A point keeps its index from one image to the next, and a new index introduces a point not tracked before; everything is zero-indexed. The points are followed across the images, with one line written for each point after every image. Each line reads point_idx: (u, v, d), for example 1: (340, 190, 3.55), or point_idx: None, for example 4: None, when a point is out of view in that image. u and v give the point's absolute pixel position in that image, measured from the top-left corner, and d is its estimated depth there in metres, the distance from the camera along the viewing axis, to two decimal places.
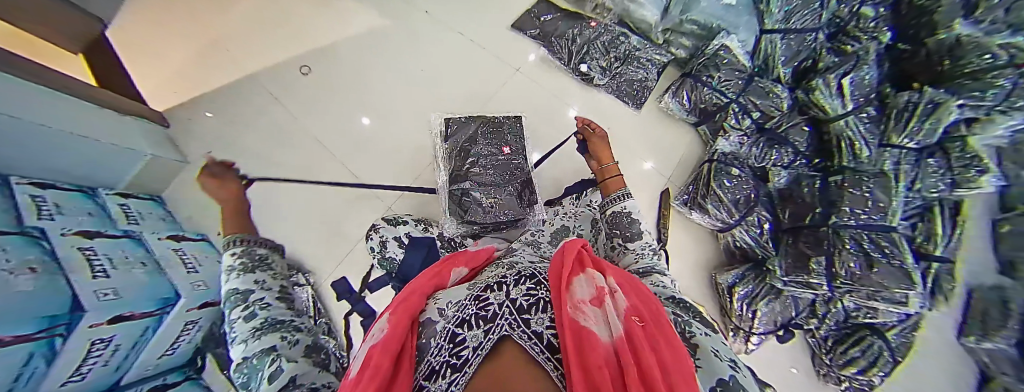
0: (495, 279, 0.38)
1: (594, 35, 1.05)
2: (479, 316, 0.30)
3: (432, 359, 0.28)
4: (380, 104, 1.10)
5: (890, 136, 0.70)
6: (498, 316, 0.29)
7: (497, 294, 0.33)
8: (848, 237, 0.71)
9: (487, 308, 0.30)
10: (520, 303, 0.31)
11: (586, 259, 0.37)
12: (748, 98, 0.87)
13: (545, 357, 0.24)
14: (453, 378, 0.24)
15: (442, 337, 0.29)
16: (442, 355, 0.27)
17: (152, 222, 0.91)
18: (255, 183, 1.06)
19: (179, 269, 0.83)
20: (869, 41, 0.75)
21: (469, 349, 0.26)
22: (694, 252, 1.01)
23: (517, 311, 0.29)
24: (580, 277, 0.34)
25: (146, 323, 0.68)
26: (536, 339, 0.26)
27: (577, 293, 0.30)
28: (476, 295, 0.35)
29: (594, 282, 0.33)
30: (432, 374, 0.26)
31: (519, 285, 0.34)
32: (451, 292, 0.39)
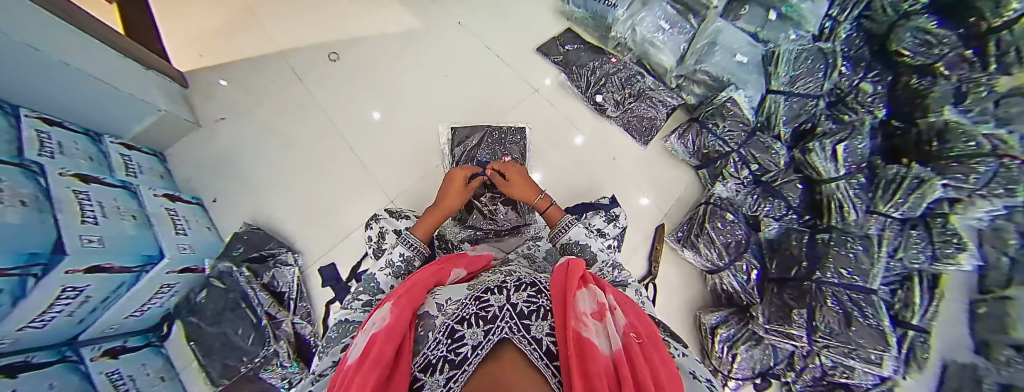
0: (494, 283, 0.41)
1: (612, 69, 1.13)
2: (478, 316, 0.32)
3: (429, 353, 0.30)
4: (397, 99, 1.13)
5: (877, 204, 0.74)
6: (498, 318, 0.31)
7: (498, 297, 0.35)
8: (831, 295, 0.74)
9: (487, 309, 0.33)
10: (520, 308, 0.33)
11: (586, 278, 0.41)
12: (748, 149, 0.92)
13: (544, 363, 0.26)
14: (450, 374, 0.25)
15: (440, 334, 0.32)
16: (439, 351, 0.29)
17: (149, 177, 0.90)
18: (262, 158, 1.08)
19: (168, 228, 0.81)
20: (865, 114, 0.82)
21: (467, 346, 0.27)
22: (682, 288, 1.01)
23: (518, 317, 0.32)
24: (581, 293, 0.37)
25: (123, 278, 0.66)
26: (535, 345, 0.28)
27: (581, 306, 0.34)
28: (477, 297, 0.37)
29: (595, 297, 0.37)
30: (428, 367, 0.28)
31: (520, 291, 0.37)
32: (448, 291, 0.42)
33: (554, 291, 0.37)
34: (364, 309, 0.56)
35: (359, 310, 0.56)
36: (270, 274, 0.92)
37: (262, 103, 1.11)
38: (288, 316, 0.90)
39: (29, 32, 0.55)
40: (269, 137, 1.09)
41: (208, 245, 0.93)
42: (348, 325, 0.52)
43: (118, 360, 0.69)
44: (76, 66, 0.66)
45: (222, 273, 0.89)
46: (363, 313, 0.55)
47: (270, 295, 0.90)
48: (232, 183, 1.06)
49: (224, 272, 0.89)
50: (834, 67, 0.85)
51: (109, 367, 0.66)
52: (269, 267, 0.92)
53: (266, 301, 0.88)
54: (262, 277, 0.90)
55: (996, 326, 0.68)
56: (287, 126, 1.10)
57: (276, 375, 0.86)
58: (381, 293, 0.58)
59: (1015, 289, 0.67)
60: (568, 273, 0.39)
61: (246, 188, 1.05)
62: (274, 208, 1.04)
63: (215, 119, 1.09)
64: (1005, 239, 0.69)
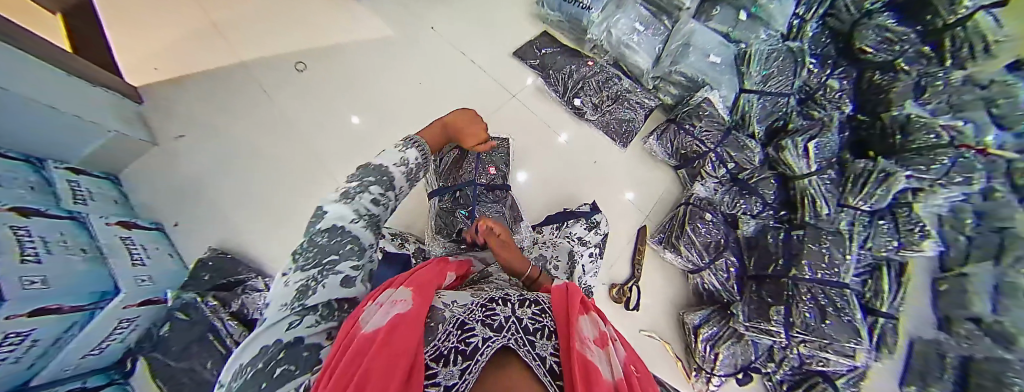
0: (499, 294, 0.39)
1: (589, 73, 1.11)
2: (485, 321, 0.30)
3: (438, 342, 0.27)
4: (373, 108, 1.10)
5: (847, 197, 0.77)
6: (505, 328, 0.29)
7: (504, 309, 0.34)
8: (806, 291, 0.75)
9: (494, 317, 0.31)
10: (525, 323, 0.31)
11: (587, 306, 0.40)
12: (725, 149, 0.93)
13: (549, 380, 0.24)
14: (464, 365, 0.23)
15: (451, 326, 0.30)
16: (450, 341, 0.26)
17: (101, 203, 0.84)
18: (228, 176, 1.03)
19: (124, 259, 0.76)
20: (833, 111, 0.84)
21: (476, 340, 0.26)
22: (666, 289, 1.02)
23: (524, 332, 0.29)
24: (583, 319, 0.36)
25: (73, 318, 0.62)
26: (540, 362, 0.25)
27: (584, 331, 0.32)
28: (484, 304, 0.36)
29: (597, 327, 0.35)
30: (438, 358, 0.24)
31: (525, 307, 0.36)
32: (455, 294, 0.40)
33: (557, 312, 0.35)
34: (365, 217, 0.39)
35: (360, 217, 0.38)
36: (239, 301, 0.85)
37: (227, 117, 1.06)
38: None
39: None
40: (236, 153, 1.04)
41: (167, 274, 0.88)
42: (344, 243, 0.35)
43: None
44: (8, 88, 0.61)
45: (186, 305, 0.83)
46: (365, 227, 0.39)
47: (242, 324, 0.84)
48: (196, 205, 1.00)
49: (188, 304, 0.83)
50: (803, 65, 0.87)
51: None
52: (237, 294, 0.86)
53: (235, 330, 0.82)
54: (230, 305, 0.85)
55: (957, 302, 0.79)
56: (256, 141, 1.05)
57: None
58: (387, 198, 0.43)
59: (972, 266, 0.77)
60: (572, 297, 0.38)
61: (212, 210, 1.00)
62: (243, 229, 1.00)
63: (174, 137, 1.03)
64: (963, 219, 0.77)
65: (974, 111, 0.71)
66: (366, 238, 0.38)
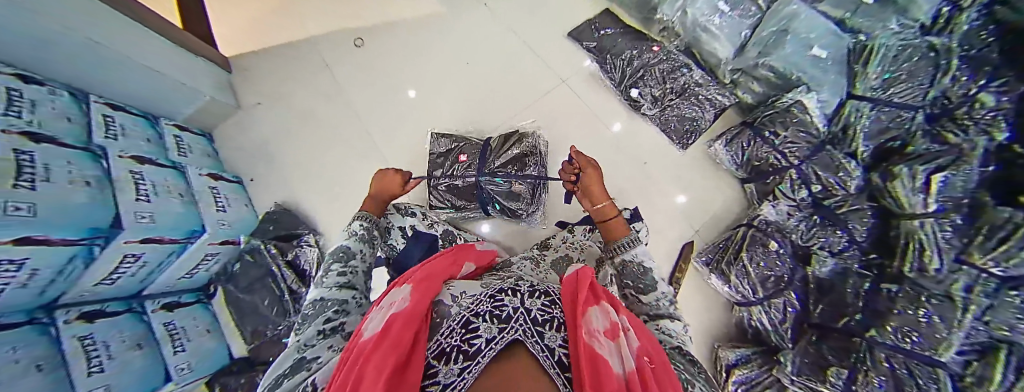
0: (508, 284, 0.40)
1: (652, 60, 0.97)
2: (493, 313, 0.31)
3: (443, 341, 0.29)
4: (422, 84, 1.11)
5: (971, 254, 0.56)
6: (512, 320, 0.30)
7: (512, 299, 0.34)
8: (883, 357, 0.64)
9: (501, 309, 0.32)
10: (533, 315, 0.32)
11: (598, 291, 0.38)
12: (812, 167, 0.78)
13: (555, 372, 0.24)
14: (465, 364, 0.24)
15: (454, 323, 0.32)
16: (453, 339, 0.29)
17: (198, 157, 0.99)
18: (293, 139, 1.13)
19: (209, 205, 0.89)
20: (978, 135, 0.59)
21: (481, 338, 0.27)
22: (705, 316, 0.93)
23: (532, 322, 0.30)
24: (591, 309, 0.34)
25: (170, 248, 0.74)
26: (547, 352, 0.26)
27: (592, 322, 0.31)
28: (491, 294, 0.36)
29: (608, 315, 0.34)
30: (442, 355, 0.27)
31: (534, 298, 0.36)
32: (462, 285, 0.44)
33: (564, 304, 0.35)
34: (335, 286, 0.56)
35: (331, 287, 0.55)
36: (294, 252, 1.00)
37: (292, 85, 1.15)
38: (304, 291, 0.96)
39: (81, 27, 0.61)
40: (298, 118, 1.14)
41: (244, 221, 1.02)
42: (327, 302, 0.52)
43: (173, 312, 0.81)
44: (129, 58, 0.73)
45: (253, 250, 0.98)
46: (338, 289, 0.55)
47: (296, 273, 0.98)
48: (265, 169, 1.13)
49: (254, 249, 0.98)
50: (946, 70, 0.64)
51: (167, 318, 0.77)
52: (293, 246, 1.01)
53: (288, 277, 0.96)
54: (286, 254, 0.99)
55: None
56: (316, 109, 1.13)
57: None
58: (348, 276, 0.59)
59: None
60: (578, 290, 0.36)
61: (276, 176, 1.12)
62: (300, 189, 1.11)
63: (253, 104, 1.15)
64: None
65: None
66: (342, 295, 0.55)
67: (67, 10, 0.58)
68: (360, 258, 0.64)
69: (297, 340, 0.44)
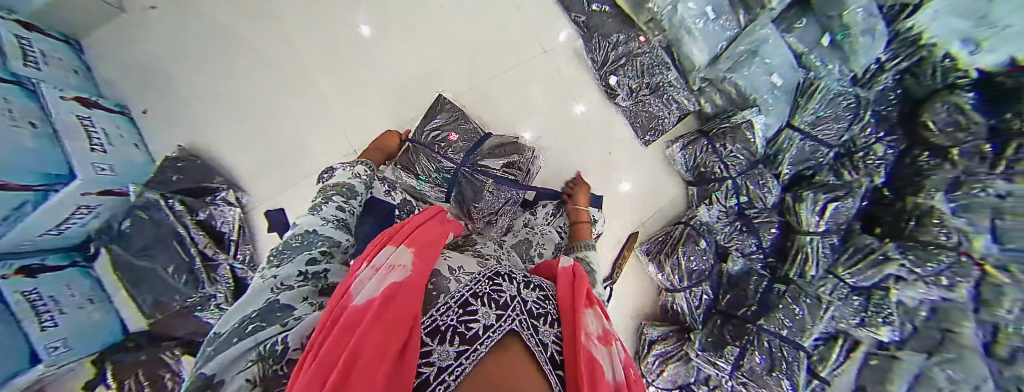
0: (504, 269, 0.40)
1: (636, 50, 0.97)
2: (491, 298, 0.31)
3: (438, 318, 0.29)
4: (382, 19, 0.98)
5: (838, 267, 0.78)
6: (510, 308, 0.30)
7: (510, 287, 0.35)
8: (767, 342, 0.81)
9: (500, 294, 0.32)
10: (531, 307, 0.33)
11: (593, 296, 0.42)
12: (745, 181, 0.89)
13: (550, 368, 0.26)
14: (462, 348, 0.24)
15: (451, 300, 0.31)
16: (449, 318, 0.28)
17: (55, 72, 0.75)
18: (207, 60, 0.93)
19: (83, 143, 0.68)
20: (864, 177, 0.78)
21: (479, 324, 0.27)
22: (637, 296, 1.07)
23: (528, 314, 0.31)
24: (589, 311, 0.38)
25: (25, 196, 0.57)
26: (542, 347, 0.27)
27: (589, 326, 0.34)
28: (489, 277, 0.36)
29: (601, 321, 0.37)
30: (435, 333, 0.26)
31: (532, 290, 0.37)
32: (458, 259, 0.43)
33: (562, 302, 0.37)
34: (333, 221, 0.53)
35: (328, 222, 0.52)
36: (207, 211, 0.85)
37: None
38: (227, 259, 0.85)
39: None
40: (213, 34, 0.92)
41: (132, 169, 0.82)
42: (317, 238, 0.48)
43: (36, 280, 0.62)
44: None
45: (148, 204, 0.80)
46: (333, 227, 0.52)
47: (208, 235, 0.84)
48: (168, 92, 0.92)
49: (150, 204, 0.80)
50: (859, 121, 0.78)
51: (27, 286, 0.59)
52: (205, 203, 0.85)
53: (202, 240, 0.82)
54: (197, 213, 0.83)
55: None
56: (241, 28, 0.93)
57: (214, 317, 0.83)
58: (344, 215, 0.57)
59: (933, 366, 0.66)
60: (578, 289, 0.39)
61: (186, 109, 0.93)
62: (223, 123, 0.94)
63: (144, 7, 0.90)
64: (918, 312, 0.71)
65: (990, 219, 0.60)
66: (336, 234, 0.51)
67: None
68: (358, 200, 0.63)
69: (269, 277, 0.40)
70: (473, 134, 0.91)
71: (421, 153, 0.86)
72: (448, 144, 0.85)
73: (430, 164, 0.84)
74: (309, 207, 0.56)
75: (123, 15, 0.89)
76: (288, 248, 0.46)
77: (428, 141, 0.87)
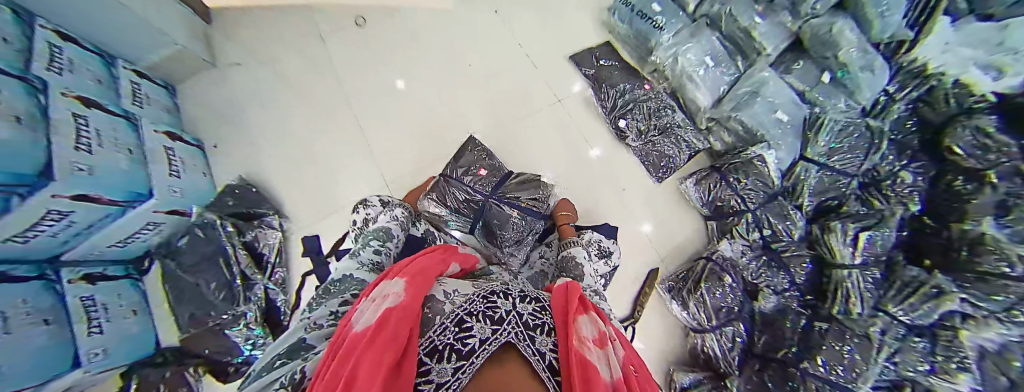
0: (499, 287, 0.40)
1: (642, 96, 1.06)
2: (486, 314, 0.32)
3: (435, 338, 0.29)
4: (418, 73, 1.13)
5: (885, 303, 0.72)
6: (505, 321, 0.31)
7: (505, 302, 0.35)
8: (815, 387, 0.72)
9: (495, 310, 0.33)
10: (525, 319, 0.33)
11: (586, 304, 0.41)
12: (766, 215, 0.87)
13: (547, 375, 0.27)
14: (459, 364, 0.25)
15: (447, 321, 0.32)
16: (446, 337, 0.28)
17: (153, 111, 0.91)
18: (271, 106, 1.09)
19: (163, 169, 0.81)
20: (897, 205, 0.76)
21: (474, 338, 0.28)
22: (663, 339, 0.99)
23: (523, 326, 0.31)
24: (582, 318, 0.37)
25: (108, 210, 0.65)
26: (539, 356, 0.28)
27: (582, 330, 0.34)
28: (484, 295, 0.37)
29: (596, 326, 0.37)
30: (433, 352, 0.27)
31: (525, 303, 0.37)
32: (453, 284, 0.45)
33: (555, 312, 0.37)
34: (368, 264, 0.59)
35: (364, 265, 0.58)
36: (253, 233, 0.93)
37: (280, 53, 1.12)
38: (262, 280, 0.92)
39: None
40: (279, 85, 1.10)
41: (198, 194, 0.94)
42: (349, 281, 0.52)
43: (94, 287, 0.68)
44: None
45: (206, 224, 0.88)
46: (366, 271, 0.57)
47: (250, 256, 0.92)
48: (234, 132, 1.07)
49: (204, 223, 0.88)
50: (878, 150, 0.80)
51: (84, 292, 0.64)
52: (254, 226, 0.94)
53: (244, 261, 0.89)
54: (244, 235, 0.92)
55: None
56: (301, 82, 1.11)
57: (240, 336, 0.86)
58: (379, 258, 0.62)
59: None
60: (569, 298, 0.39)
61: (247, 149, 1.06)
62: (276, 159, 1.06)
63: (231, 64, 1.10)
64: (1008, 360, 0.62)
65: None
66: (368, 278, 0.55)
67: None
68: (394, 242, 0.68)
69: (305, 318, 0.43)
70: (498, 169, 0.96)
71: (450, 186, 0.91)
72: (477, 179, 0.92)
73: (457, 198, 0.89)
74: (351, 253, 0.62)
75: (212, 68, 1.09)
76: (326, 291, 0.51)
77: (458, 175, 0.93)
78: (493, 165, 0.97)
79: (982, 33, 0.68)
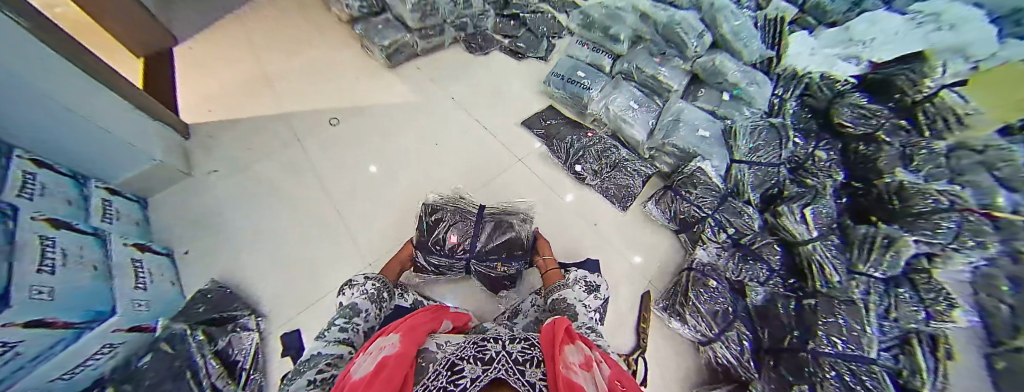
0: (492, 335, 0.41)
1: (589, 143, 1.22)
2: (476, 357, 0.32)
3: (427, 384, 0.29)
4: (390, 157, 1.26)
5: (856, 263, 0.73)
6: (495, 361, 0.31)
7: (496, 345, 0.36)
8: (829, 366, 0.65)
9: (486, 353, 0.33)
10: (516, 356, 0.33)
11: (573, 334, 0.41)
12: (723, 215, 0.95)
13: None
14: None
15: (440, 367, 0.32)
16: (439, 380, 0.28)
17: (124, 224, 0.94)
18: (246, 209, 1.14)
19: (129, 281, 0.80)
20: (826, 178, 0.87)
21: (465, 377, 0.27)
22: (676, 363, 0.91)
23: (513, 362, 0.32)
24: (569, 346, 0.37)
25: (62, 333, 0.59)
26: (528, 383, 0.27)
27: (571, 356, 0.34)
28: (476, 342, 0.38)
29: (584, 352, 0.36)
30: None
31: (515, 343, 0.38)
32: (447, 337, 0.45)
33: (543, 341, 0.37)
34: (335, 341, 0.54)
35: (330, 342, 0.53)
36: (227, 339, 0.87)
37: (260, 160, 1.22)
38: (235, 390, 0.83)
39: (68, 99, 0.71)
40: (257, 187, 1.17)
41: (164, 303, 0.89)
42: (321, 355, 0.48)
43: None
44: (93, 121, 0.78)
45: (173, 336, 0.81)
46: (336, 344, 0.52)
47: (224, 366, 0.83)
48: (208, 241, 1.08)
49: (174, 335, 0.82)
50: (789, 137, 0.96)
51: None
52: (227, 331, 0.88)
53: (216, 371, 0.81)
54: (216, 341, 0.85)
55: None
56: (280, 181, 1.19)
57: None
58: (349, 332, 0.58)
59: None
60: (557, 327, 0.40)
61: (220, 252, 1.06)
62: (253, 261, 1.05)
63: (208, 172, 1.18)
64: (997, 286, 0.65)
65: (977, 175, 0.71)
66: (339, 349, 0.51)
67: (36, 70, 0.62)
68: (363, 317, 0.64)
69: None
70: (468, 219, 0.89)
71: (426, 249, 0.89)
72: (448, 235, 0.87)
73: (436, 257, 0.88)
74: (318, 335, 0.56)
75: (189, 177, 1.16)
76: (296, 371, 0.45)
77: (429, 237, 0.88)
78: (463, 217, 0.90)
79: (837, 36, 1.02)
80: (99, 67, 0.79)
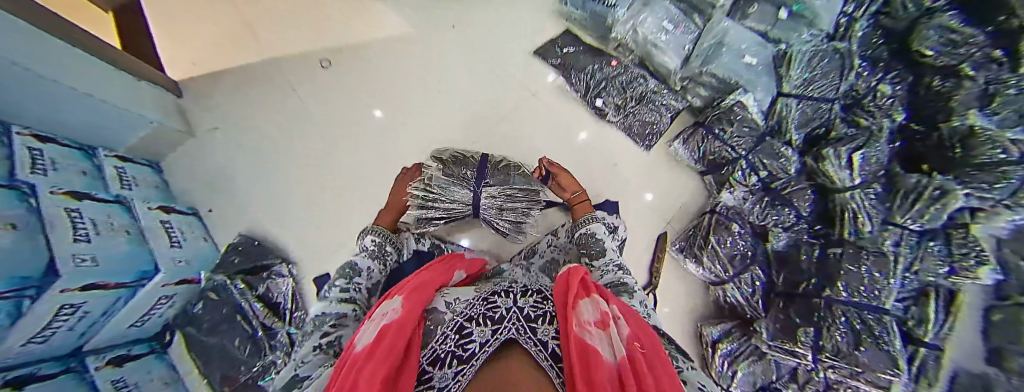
0: (502, 287, 0.41)
1: (612, 73, 1.08)
2: (486, 315, 0.32)
3: (437, 347, 0.30)
4: (392, 101, 1.15)
5: (893, 214, 0.72)
6: (504, 319, 0.31)
7: (505, 299, 0.36)
8: (840, 313, 0.77)
9: (495, 310, 0.33)
10: (526, 311, 0.34)
11: (588, 286, 0.41)
12: (758, 156, 0.89)
13: (549, 363, 0.27)
14: (459, 368, 0.26)
15: (449, 329, 0.32)
16: (447, 344, 0.29)
17: (144, 190, 0.93)
18: (253, 163, 1.10)
19: (163, 241, 0.82)
20: (881, 119, 0.76)
21: (475, 342, 0.28)
22: (685, 299, 1.02)
23: (524, 319, 0.32)
24: (583, 301, 0.37)
25: (118, 292, 0.65)
26: (540, 345, 0.29)
27: (583, 314, 0.33)
28: (484, 297, 0.38)
29: (598, 306, 0.36)
30: (436, 361, 0.28)
31: (526, 296, 0.37)
32: (457, 292, 0.45)
33: (556, 298, 0.37)
34: (337, 297, 0.57)
35: (332, 300, 0.56)
36: (264, 286, 0.94)
37: (255, 111, 1.13)
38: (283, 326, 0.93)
39: (52, 66, 0.63)
40: (260, 142, 1.12)
41: (202, 257, 0.95)
42: (324, 318, 0.52)
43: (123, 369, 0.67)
44: (95, 95, 0.72)
45: (217, 286, 0.91)
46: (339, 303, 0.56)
47: (268, 307, 0.93)
48: (225, 197, 1.08)
49: (218, 285, 0.91)
50: (851, 67, 0.80)
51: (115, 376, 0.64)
52: (262, 279, 0.95)
53: (262, 312, 0.91)
54: (256, 288, 0.93)
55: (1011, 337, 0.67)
56: (280, 132, 1.12)
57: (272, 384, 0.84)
58: (353, 283, 0.60)
59: None
60: (570, 280, 0.39)
61: (241, 208, 1.07)
62: (274, 213, 1.07)
63: (208, 129, 1.11)
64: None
65: None
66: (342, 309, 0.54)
67: (11, 45, 0.54)
68: (366, 273, 0.63)
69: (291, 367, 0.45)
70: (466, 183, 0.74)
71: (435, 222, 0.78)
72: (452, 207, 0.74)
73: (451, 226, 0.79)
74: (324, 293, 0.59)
75: (191, 138, 1.10)
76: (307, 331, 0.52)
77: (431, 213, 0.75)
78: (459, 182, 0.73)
79: None
80: (52, 19, 0.66)
